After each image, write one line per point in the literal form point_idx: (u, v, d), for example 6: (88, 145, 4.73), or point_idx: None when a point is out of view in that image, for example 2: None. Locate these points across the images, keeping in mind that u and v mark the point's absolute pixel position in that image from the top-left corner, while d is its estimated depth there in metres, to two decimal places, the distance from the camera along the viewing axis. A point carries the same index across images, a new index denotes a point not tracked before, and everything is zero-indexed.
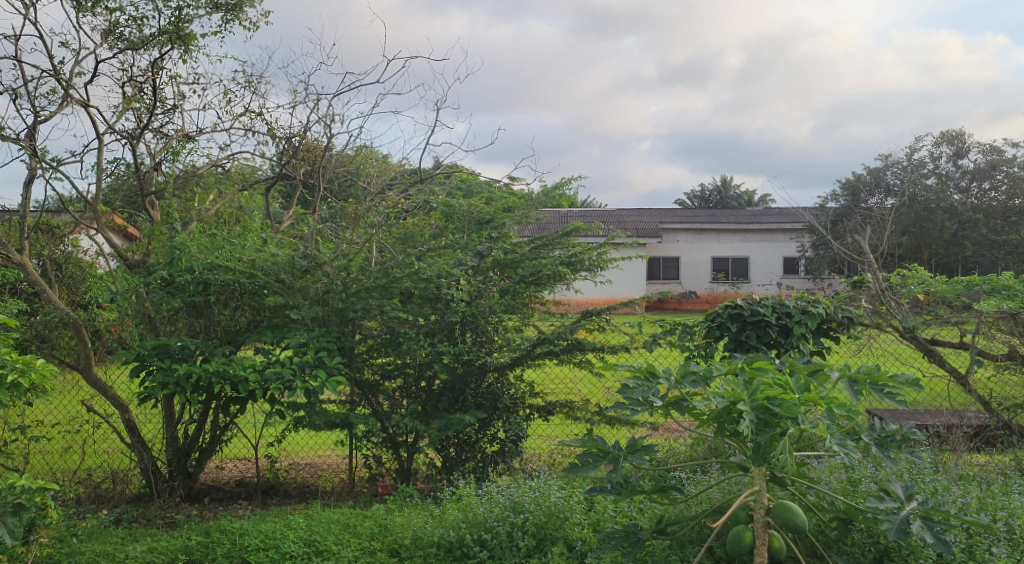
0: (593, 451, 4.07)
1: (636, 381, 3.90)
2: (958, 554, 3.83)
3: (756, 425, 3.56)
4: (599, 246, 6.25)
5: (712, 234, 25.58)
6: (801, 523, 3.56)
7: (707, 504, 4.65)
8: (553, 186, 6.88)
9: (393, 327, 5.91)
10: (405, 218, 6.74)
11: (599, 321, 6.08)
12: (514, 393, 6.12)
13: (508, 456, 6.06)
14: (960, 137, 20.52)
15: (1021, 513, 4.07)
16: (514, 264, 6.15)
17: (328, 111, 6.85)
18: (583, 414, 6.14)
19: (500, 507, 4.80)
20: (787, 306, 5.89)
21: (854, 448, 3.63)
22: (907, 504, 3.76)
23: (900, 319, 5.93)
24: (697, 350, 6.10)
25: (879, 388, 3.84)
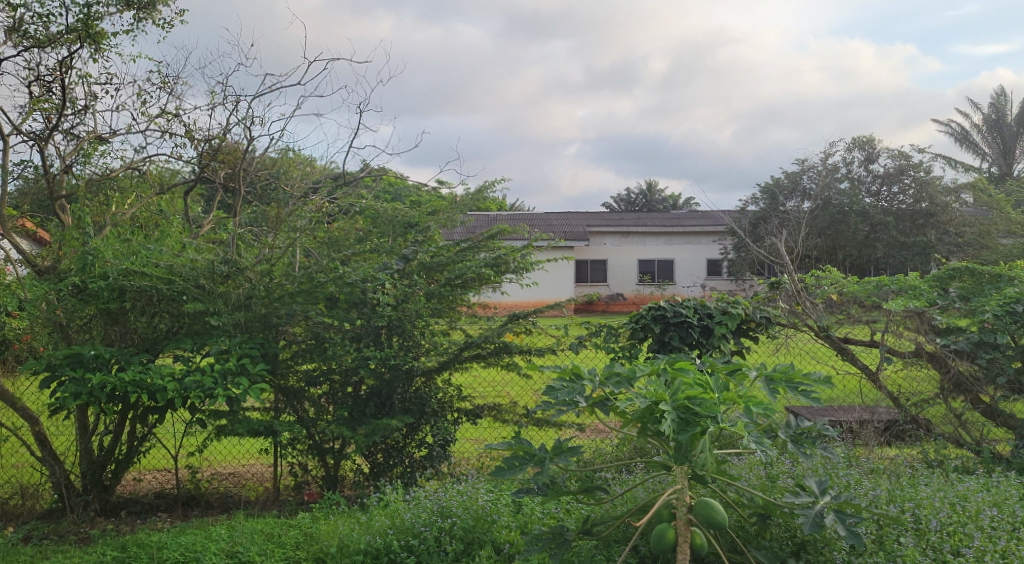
0: (519, 453, 4.09)
1: (561, 382, 3.95)
2: (869, 545, 3.98)
3: (677, 425, 3.63)
4: (524, 248, 6.28)
5: (638, 237, 26.00)
6: (721, 520, 3.66)
7: (631, 503, 4.72)
8: (478, 189, 6.91)
9: (318, 333, 5.84)
10: (329, 223, 6.67)
11: (525, 324, 6.13)
12: (442, 398, 6.10)
13: (436, 460, 6.01)
14: (870, 143, 21.33)
15: (927, 503, 4.23)
16: (439, 267, 6.16)
17: (247, 112, 6.74)
18: (511, 417, 6.16)
19: (427, 512, 4.79)
20: (708, 307, 6.05)
21: (770, 445, 3.72)
22: (821, 498, 3.87)
23: (815, 319, 6.18)
24: (622, 351, 6.23)
25: (793, 386, 3.97)
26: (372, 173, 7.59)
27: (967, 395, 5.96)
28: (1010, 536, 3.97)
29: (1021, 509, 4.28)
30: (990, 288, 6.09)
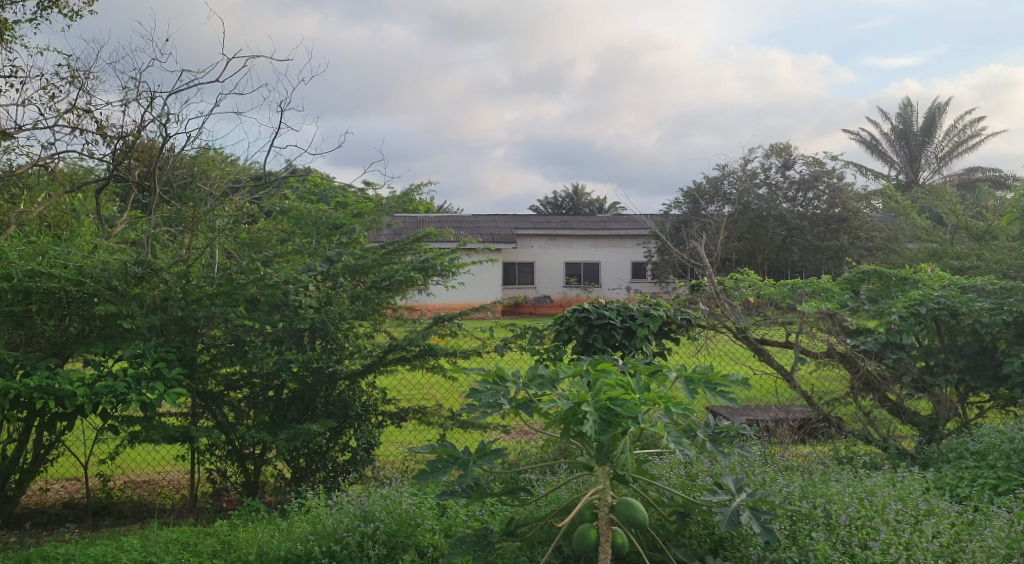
0: (442, 457, 4.07)
1: (484, 385, 3.96)
2: (783, 541, 4.09)
3: (598, 425, 3.67)
4: (450, 251, 6.26)
5: (565, 240, 26.25)
6: (642, 518, 3.71)
7: (555, 504, 4.74)
8: (403, 191, 6.88)
9: (239, 336, 5.72)
10: (251, 224, 6.54)
11: (450, 326, 6.12)
12: (366, 401, 6.04)
13: (360, 464, 5.95)
14: (787, 149, 21.97)
15: (837, 498, 4.37)
16: (365, 269, 6.11)
17: (162, 109, 6.58)
18: (436, 419, 6.11)
19: (349, 517, 4.71)
20: (631, 309, 6.13)
21: (688, 445, 3.79)
22: (737, 496, 3.98)
23: (733, 320, 6.32)
24: (546, 353, 6.27)
25: (712, 386, 4.04)
26: (296, 173, 7.48)
27: (875, 394, 6.19)
28: (914, 528, 4.11)
29: (924, 503, 4.46)
30: (897, 291, 6.36)
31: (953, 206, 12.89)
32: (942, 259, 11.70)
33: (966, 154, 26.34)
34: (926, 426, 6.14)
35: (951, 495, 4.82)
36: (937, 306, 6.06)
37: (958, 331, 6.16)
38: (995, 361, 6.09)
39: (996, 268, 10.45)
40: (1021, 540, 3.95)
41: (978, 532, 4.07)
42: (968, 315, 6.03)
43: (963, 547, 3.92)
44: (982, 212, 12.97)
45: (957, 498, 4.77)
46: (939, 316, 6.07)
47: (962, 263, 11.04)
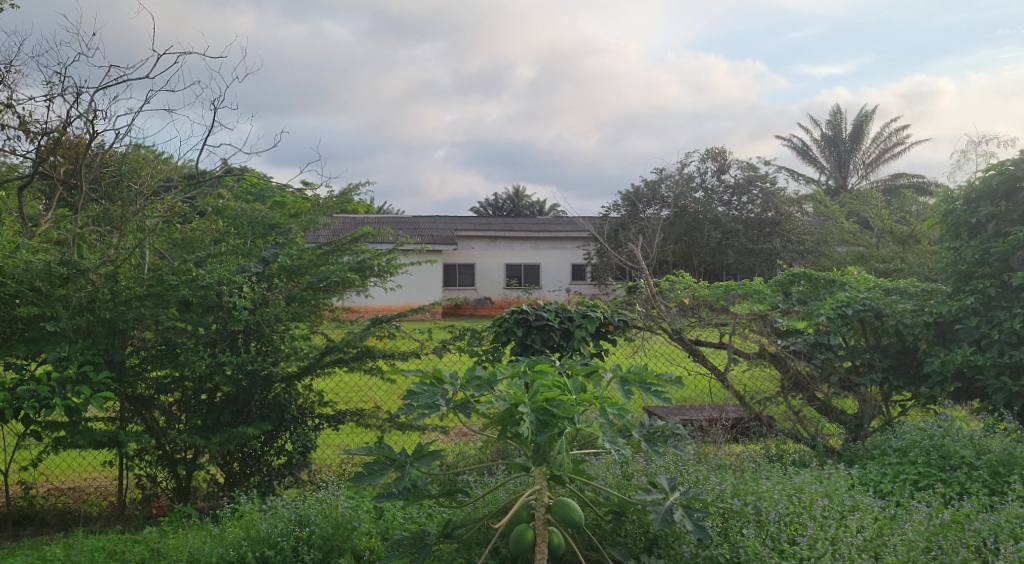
0: (379, 459, 4.04)
1: (422, 387, 3.94)
2: (714, 538, 4.18)
3: (535, 426, 3.69)
4: (388, 251, 6.22)
5: (505, 241, 26.30)
6: (578, 518, 3.74)
7: (493, 505, 4.74)
8: (341, 191, 6.81)
9: (169, 338, 5.61)
10: (183, 224, 6.41)
11: (388, 328, 6.07)
12: (303, 403, 5.93)
13: (294, 468, 5.88)
14: (722, 154, 22.38)
15: (767, 495, 4.47)
16: (301, 270, 6.03)
17: (89, 105, 6.39)
18: (374, 421, 6.07)
19: (284, 522, 4.64)
20: (568, 311, 6.19)
21: (624, 444, 3.82)
22: (671, 494, 4.04)
23: (669, 321, 6.41)
24: (485, 354, 6.26)
25: (646, 386, 4.09)
26: (231, 173, 7.35)
27: (804, 393, 6.38)
28: (840, 524, 4.22)
29: (849, 499, 4.59)
30: (826, 293, 6.55)
31: (878, 211, 13.32)
32: (869, 262, 12.07)
33: (892, 161, 27.22)
34: (852, 424, 6.29)
35: (874, 491, 4.96)
36: (863, 307, 6.28)
37: (882, 332, 6.37)
38: (917, 361, 6.30)
39: (919, 271, 10.83)
40: (939, 533, 4.08)
41: (899, 526, 4.19)
42: (892, 316, 6.24)
43: (885, 541, 4.04)
44: (906, 217, 13.45)
45: (880, 494, 4.92)
46: (865, 317, 6.27)
47: (888, 266, 11.40)
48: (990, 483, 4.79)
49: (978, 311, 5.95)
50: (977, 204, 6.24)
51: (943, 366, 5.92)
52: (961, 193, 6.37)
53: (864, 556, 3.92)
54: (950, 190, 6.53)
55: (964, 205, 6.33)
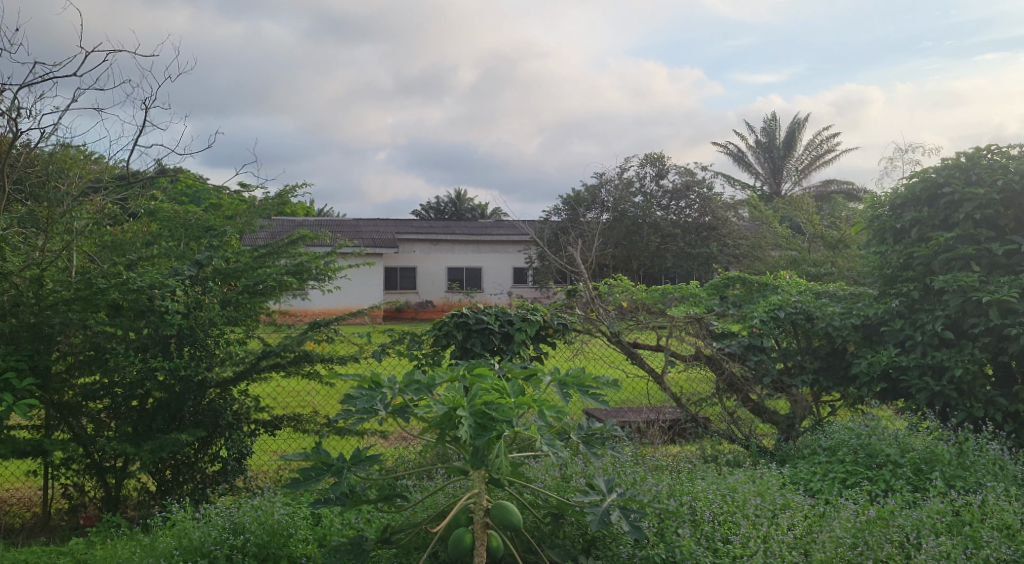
0: (316, 464, 3.99)
1: (360, 391, 3.91)
2: (651, 538, 4.23)
3: (474, 430, 3.68)
4: (326, 254, 6.15)
5: (447, 244, 26.20)
6: (516, 521, 3.73)
7: (432, 509, 4.73)
8: (277, 193, 6.72)
9: (98, 343, 5.42)
10: (113, 227, 6.25)
11: (327, 332, 6.01)
12: (238, 409, 5.84)
13: (230, 475, 5.73)
14: (661, 159, 22.70)
15: (702, 495, 4.55)
16: (236, 273, 5.86)
17: (14, 103, 6.20)
18: (311, 427, 5.99)
19: (217, 530, 4.53)
20: (508, 314, 6.20)
21: (561, 447, 3.82)
22: (608, 495, 4.09)
23: (607, 324, 6.47)
24: (425, 358, 6.23)
25: (584, 389, 4.11)
26: (165, 173, 7.20)
27: (738, 394, 6.48)
28: (772, 522, 4.32)
29: (780, 497, 4.69)
30: (759, 297, 6.76)
31: (810, 216, 13.68)
32: (800, 266, 12.38)
33: (824, 167, 27.96)
34: (784, 425, 6.47)
35: (805, 489, 5.09)
36: (795, 310, 6.44)
37: (813, 335, 6.52)
38: (845, 362, 6.48)
39: (848, 274, 11.15)
40: (865, 529, 4.19)
41: (827, 523, 4.29)
42: (822, 319, 6.40)
43: (814, 538, 4.13)
44: (836, 223, 13.85)
45: (810, 492, 5.04)
46: (796, 320, 6.42)
47: (818, 269, 11.72)
48: (913, 480, 4.94)
49: (903, 314, 6.14)
50: (902, 209, 6.45)
51: (869, 367, 6.07)
52: (887, 199, 6.58)
53: (794, 553, 4.00)
54: (876, 197, 6.75)
55: (889, 211, 6.53)
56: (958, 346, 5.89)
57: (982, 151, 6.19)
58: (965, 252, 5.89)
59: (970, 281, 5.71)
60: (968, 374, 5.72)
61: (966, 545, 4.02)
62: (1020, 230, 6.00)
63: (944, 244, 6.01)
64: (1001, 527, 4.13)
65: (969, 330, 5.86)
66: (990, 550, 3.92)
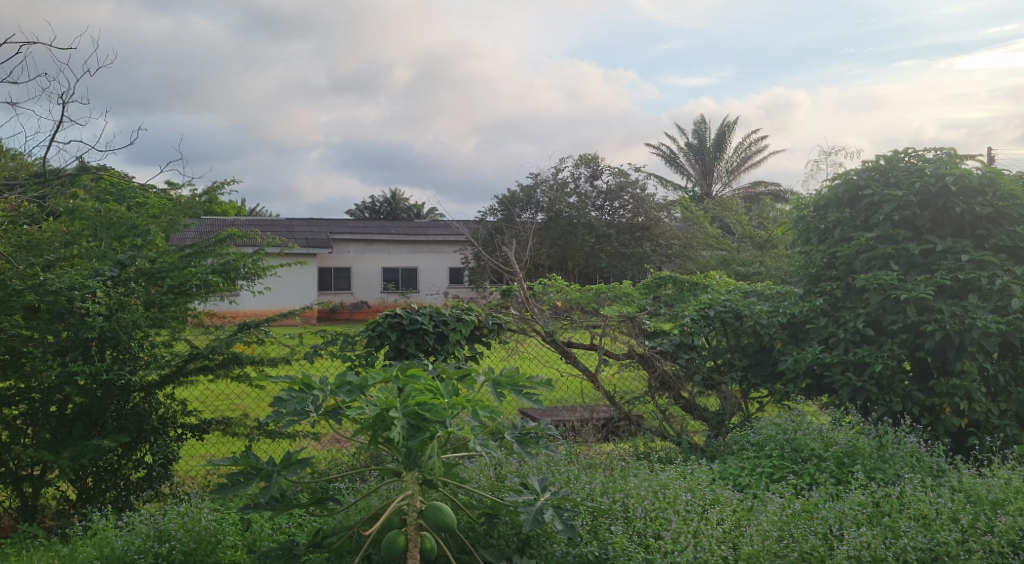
0: (245, 469, 3.90)
1: (290, 393, 3.82)
2: (584, 536, 4.25)
3: (407, 431, 3.66)
4: (254, 253, 5.99)
5: (381, 244, 25.98)
6: (450, 522, 3.69)
7: (364, 512, 4.66)
8: (204, 191, 6.58)
9: (13, 347, 5.24)
10: (31, 226, 6.03)
11: (256, 333, 5.87)
12: (163, 414, 5.68)
13: (156, 481, 5.56)
14: (595, 160, 22.91)
15: (634, 492, 4.60)
16: (161, 274, 5.69)
17: None
18: (241, 430, 5.85)
19: (141, 538, 4.40)
20: (442, 314, 6.16)
21: (495, 447, 3.80)
22: (541, 495, 4.10)
23: (542, 323, 6.50)
24: (358, 359, 6.15)
25: (518, 389, 4.09)
26: (89, 171, 6.99)
27: (669, 392, 6.58)
28: (701, 517, 4.38)
29: (710, 493, 4.77)
30: (690, 296, 6.91)
31: (738, 217, 14.00)
32: (730, 265, 12.65)
33: (752, 169, 28.60)
34: (714, 421, 6.57)
35: (734, 484, 5.20)
36: (724, 309, 6.59)
37: (742, 333, 6.67)
38: (772, 360, 6.63)
39: (776, 273, 11.44)
40: (791, 522, 4.29)
41: (755, 517, 4.38)
42: (750, 317, 6.56)
43: (742, 532, 4.21)
44: (764, 223, 14.19)
45: (739, 487, 5.15)
46: (725, 318, 6.57)
47: (747, 269, 11.98)
48: (836, 472, 5.09)
49: (826, 312, 6.33)
50: (825, 210, 6.65)
51: (795, 363, 6.21)
52: (811, 201, 6.78)
53: (723, 548, 4.06)
54: (801, 198, 6.94)
55: (814, 212, 6.73)
56: (878, 343, 6.08)
57: (901, 154, 6.41)
58: (884, 251, 6.08)
59: (889, 279, 5.89)
60: (888, 369, 5.90)
61: (885, 535, 4.14)
62: (935, 230, 6.22)
63: (865, 244, 6.20)
64: (918, 517, 4.27)
65: (888, 327, 6.05)
66: (907, 540, 4.05)
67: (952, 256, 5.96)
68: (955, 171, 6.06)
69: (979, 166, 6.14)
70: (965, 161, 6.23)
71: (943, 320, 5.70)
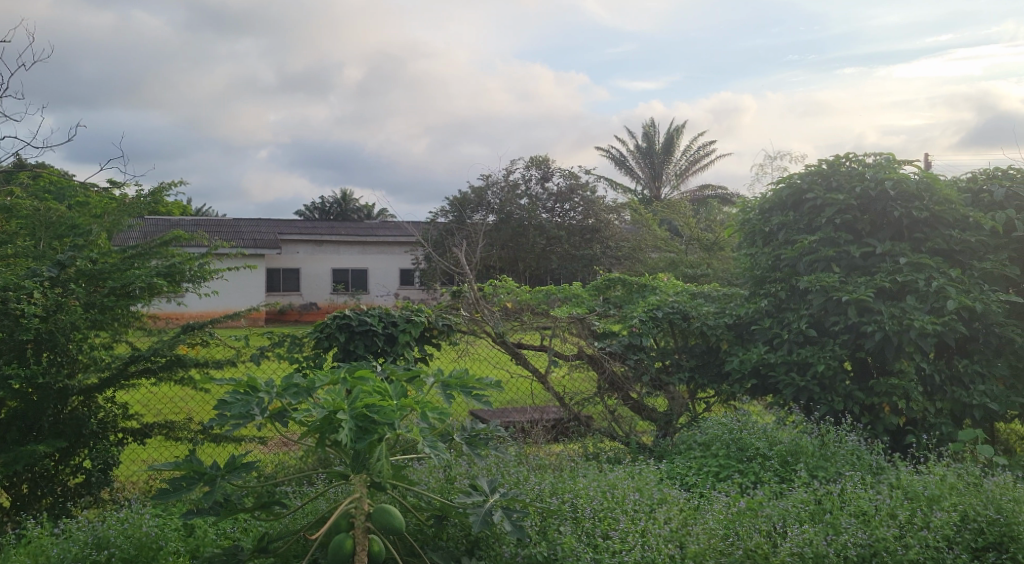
0: (187, 473, 3.82)
1: (235, 396, 3.76)
2: (533, 536, 4.26)
3: (354, 433, 3.62)
4: (200, 256, 5.90)
5: (331, 245, 25.73)
6: (399, 524, 3.67)
7: (312, 516, 4.62)
8: (149, 191, 6.43)
9: None
10: None
11: (201, 335, 5.78)
12: (103, 418, 5.55)
13: (94, 487, 5.40)
14: (546, 162, 22.99)
15: (583, 493, 4.61)
16: (103, 275, 5.53)
17: None
18: (185, 434, 5.73)
19: (78, 546, 4.28)
20: (392, 315, 6.13)
21: (444, 449, 3.78)
22: (490, 496, 4.09)
23: (492, 325, 6.49)
24: (305, 360, 6.08)
25: (467, 390, 4.08)
26: (27, 170, 6.80)
27: (618, 393, 6.62)
28: (649, 517, 4.41)
29: (658, 492, 4.81)
30: (638, 297, 6.99)
31: (686, 219, 14.20)
32: (677, 267, 12.80)
33: (699, 172, 28.95)
34: (662, 421, 6.64)
35: (681, 483, 5.25)
36: (672, 310, 6.67)
37: (689, 333, 6.75)
38: (718, 360, 6.71)
39: (723, 274, 11.63)
40: (736, 520, 4.35)
41: (701, 516, 4.44)
42: (697, 319, 6.65)
43: (689, 531, 4.25)
44: (711, 225, 14.40)
45: (685, 486, 5.21)
46: (673, 319, 6.64)
47: (694, 271, 12.15)
48: (780, 471, 5.18)
49: (771, 313, 6.46)
50: (769, 213, 6.77)
51: (741, 364, 6.31)
52: (756, 204, 6.90)
53: (670, 547, 4.10)
54: (747, 201, 7.06)
55: (758, 214, 6.85)
56: (820, 344, 6.20)
57: (842, 158, 6.55)
58: (827, 254, 6.21)
59: (831, 281, 6.01)
60: (830, 370, 6.02)
61: (827, 532, 4.23)
62: (874, 233, 6.38)
63: (808, 247, 6.32)
64: (857, 514, 4.37)
65: (830, 328, 6.18)
66: (848, 536, 4.14)
67: (891, 258, 6.11)
68: (893, 176, 6.22)
69: (916, 171, 6.31)
70: (903, 166, 6.39)
71: (883, 321, 5.83)
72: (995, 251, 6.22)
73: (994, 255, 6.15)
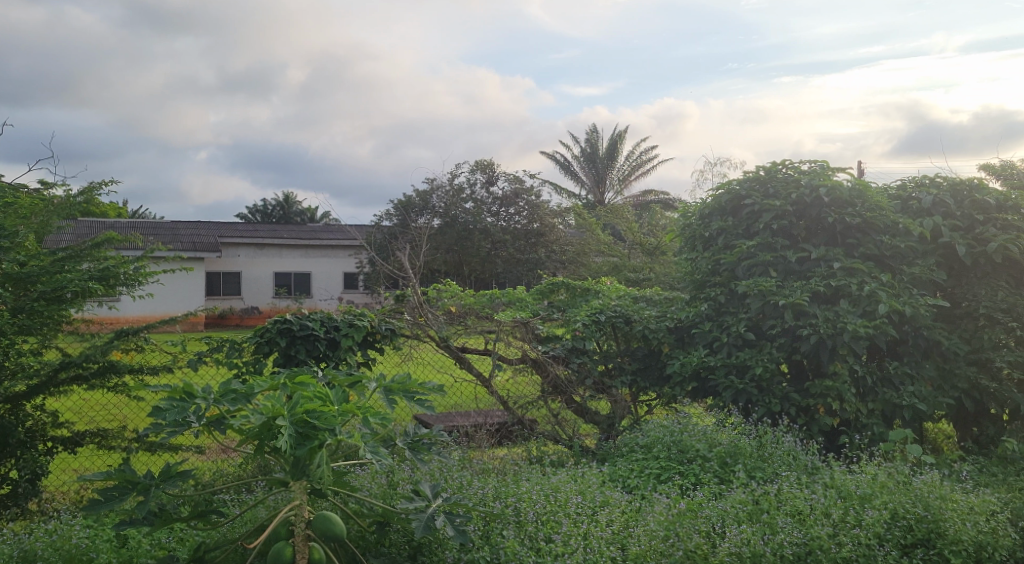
0: (119, 483, 3.71)
1: (170, 402, 3.67)
2: (476, 541, 4.24)
3: (294, 439, 3.57)
4: (136, 259, 5.77)
5: (273, 248, 25.35)
6: (340, 531, 3.63)
7: (251, 524, 4.54)
8: (81, 192, 6.24)
9: None
10: None
11: (135, 340, 5.62)
12: (32, 427, 5.36)
13: (22, 498, 5.21)
14: (491, 167, 23.01)
15: (526, 496, 4.61)
16: (31, 278, 5.37)
17: None
18: (118, 442, 5.57)
19: (4, 559, 4.13)
20: (334, 320, 6.07)
21: (386, 454, 3.75)
22: (433, 501, 4.07)
23: (436, 328, 6.45)
24: (245, 366, 5.99)
25: (410, 395, 4.04)
26: None
27: (562, 396, 6.62)
28: (591, 519, 4.44)
29: (600, 495, 4.84)
30: (582, 301, 7.05)
31: (629, 223, 14.37)
32: (620, 272, 12.93)
33: (642, 177, 29.27)
34: (605, 424, 6.69)
35: (623, 486, 5.30)
36: (614, 314, 6.73)
37: (631, 337, 6.83)
38: (660, 363, 6.78)
39: (666, 277, 11.78)
40: (676, 521, 4.40)
41: (642, 518, 4.48)
42: (639, 322, 6.71)
43: (630, 533, 4.29)
44: (653, 229, 14.58)
45: (628, 489, 5.26)
46: (616, 323, 6.71)
47: (637, 276, 12.29)
48: (719, 472, 5.26)
49: (711, 316, 6.56)
50: (709, 219, 6.89)
51: (682, 367, 6.39)
52: (697, 209, 7.01)
53: (611, 549, 4.15)
54: (688, 206, 7.18)
55: (699, 220, 6.97)
56: (758, 347, 6.31)
57: (778, 165, 6.70)
58: (764, 258, 6.34)
59: (769, 286, 6.14)
60: (767, 372, 6.14)
61: (763, 532, 4.31)
62: (810, 238, 6.53)
63: (746, 252, 6.45)
64: (793, 513, 4.46)
65: (768, 331, 6.32)
66: (783, 535, 4.23)
67: (825, 263, 6.27)
68: (827, 183, 6.38)
69: (849, 179, 6.49)
70: (837, 173, 6.56)
71: (818, 324, 5.98)
72: (924, 256, 6.42)
73: (923, 261, 6.35)
